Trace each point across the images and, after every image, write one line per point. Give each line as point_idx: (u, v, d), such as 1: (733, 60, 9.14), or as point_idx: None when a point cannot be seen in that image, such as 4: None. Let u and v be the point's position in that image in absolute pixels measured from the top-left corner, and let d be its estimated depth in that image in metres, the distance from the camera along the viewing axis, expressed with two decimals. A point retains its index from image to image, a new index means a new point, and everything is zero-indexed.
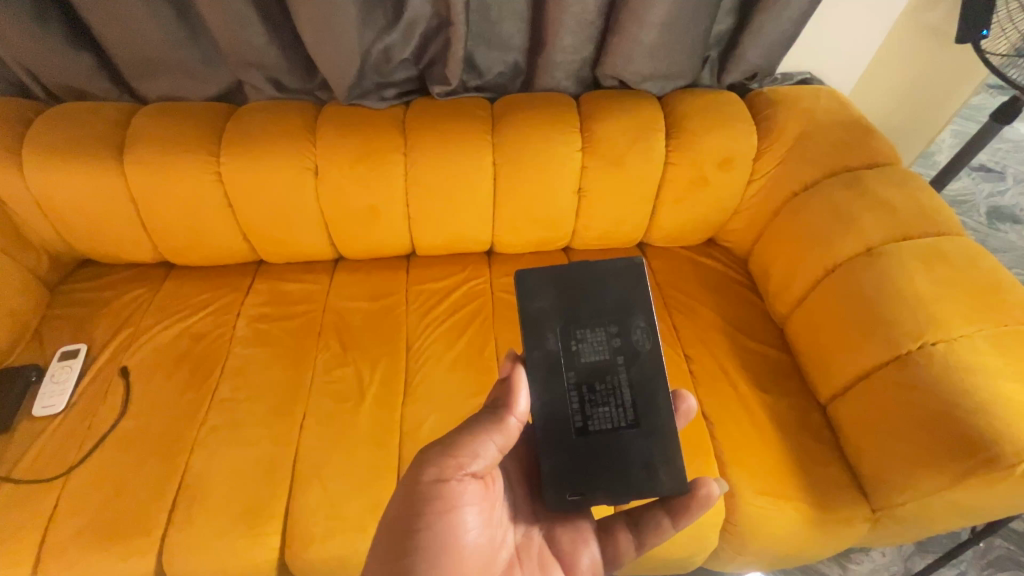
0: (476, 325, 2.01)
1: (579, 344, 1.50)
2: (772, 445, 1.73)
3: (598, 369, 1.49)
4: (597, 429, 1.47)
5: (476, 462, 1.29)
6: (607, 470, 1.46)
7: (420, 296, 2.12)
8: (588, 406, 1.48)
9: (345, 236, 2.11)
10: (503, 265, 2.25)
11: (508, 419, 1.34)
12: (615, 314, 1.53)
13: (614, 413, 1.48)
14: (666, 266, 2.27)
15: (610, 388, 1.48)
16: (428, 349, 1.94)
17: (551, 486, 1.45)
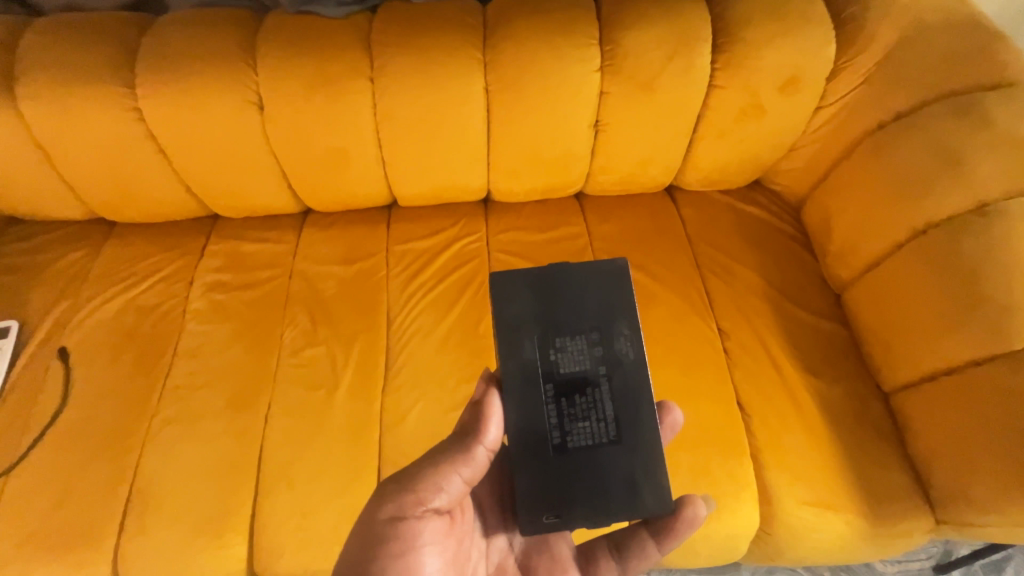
0: (470, 293, 1.69)
1: (557, 352, 1.29)
2: (822, 442, 1.44)
3: (577, 380, 1.27)
4: (577, 448, 1.26)
5: (438, 498, 1.11)
6: (588, 491, 1.25)
7: (404, 257, 1.78)
8: (567, 421, 1.26)
9: (310, 185, 1.74)
10: (503, 217, 1.88)
11: (476, 448, 1.14)
12: (598, 319, 1.33)
13: (596, 428, 1.27)
14: (700, 216, 1.87)
15: (592, 402, 1.27)
16: (414, 323, 1.64)
17: (523, 509, 1.25)
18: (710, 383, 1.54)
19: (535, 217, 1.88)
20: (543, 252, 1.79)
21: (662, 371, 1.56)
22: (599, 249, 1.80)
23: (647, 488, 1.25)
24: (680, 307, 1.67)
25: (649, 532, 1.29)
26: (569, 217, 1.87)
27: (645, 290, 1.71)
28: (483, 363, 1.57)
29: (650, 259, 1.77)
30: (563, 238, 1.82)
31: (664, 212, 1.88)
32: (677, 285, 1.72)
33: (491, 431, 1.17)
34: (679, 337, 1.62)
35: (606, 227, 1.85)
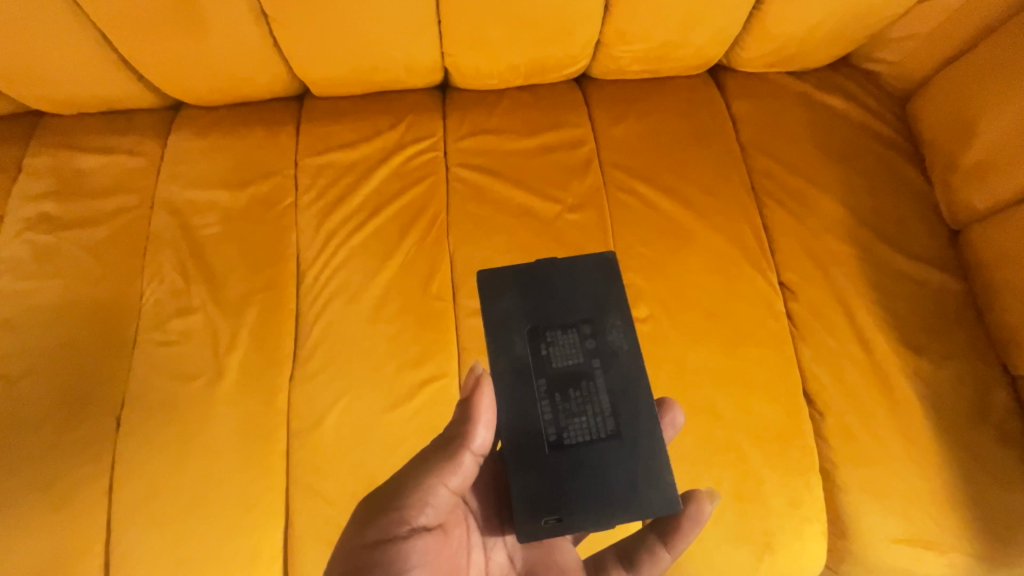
0: (418, 232, 1.15)
1: (546, 343, 0.81)
2: (925, 453, 1.00)
3: (570, 372, 0.79)
4: (580, 454, 0.77)
5: (427, 516, 0.66)
6: (597, 502, 0.76)
7: (321, 177, 1.21)
8: (564, 418, 0.78)
9: (165, 58, 1.14)
10: (468, 114, 1.27)
11: (466, 448, 0.69)
12: (593, 301, 0.85)
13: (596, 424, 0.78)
14: (758, 111, 1.27)
15: (592, 398, 0.79)
16: (335, 279, 1.12)
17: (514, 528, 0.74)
18: (767, 366, 1.05)
19: (515, 114, 1.27)
20: (527, 167, 1.21)
21: (697, 347, 1.07)
22: (610, 162, 1.22)
23: (660, 495, 0.76)
24: (726, 250, 1.14)
25: (653, 539, 0.79)
26: (565, 113, 1.27)
27: (677, 226, 1.16)
28: (436, 339, 1.07)
29: (685, 180, 1.21)
30: (556, 145, 1.24)
31: (705, 107, 1.28)
32: (724, 218, 1.17)
33: (484, 430, 0.71)
34: (724, 296, 1.10)
35: (620, 130, 1.25)
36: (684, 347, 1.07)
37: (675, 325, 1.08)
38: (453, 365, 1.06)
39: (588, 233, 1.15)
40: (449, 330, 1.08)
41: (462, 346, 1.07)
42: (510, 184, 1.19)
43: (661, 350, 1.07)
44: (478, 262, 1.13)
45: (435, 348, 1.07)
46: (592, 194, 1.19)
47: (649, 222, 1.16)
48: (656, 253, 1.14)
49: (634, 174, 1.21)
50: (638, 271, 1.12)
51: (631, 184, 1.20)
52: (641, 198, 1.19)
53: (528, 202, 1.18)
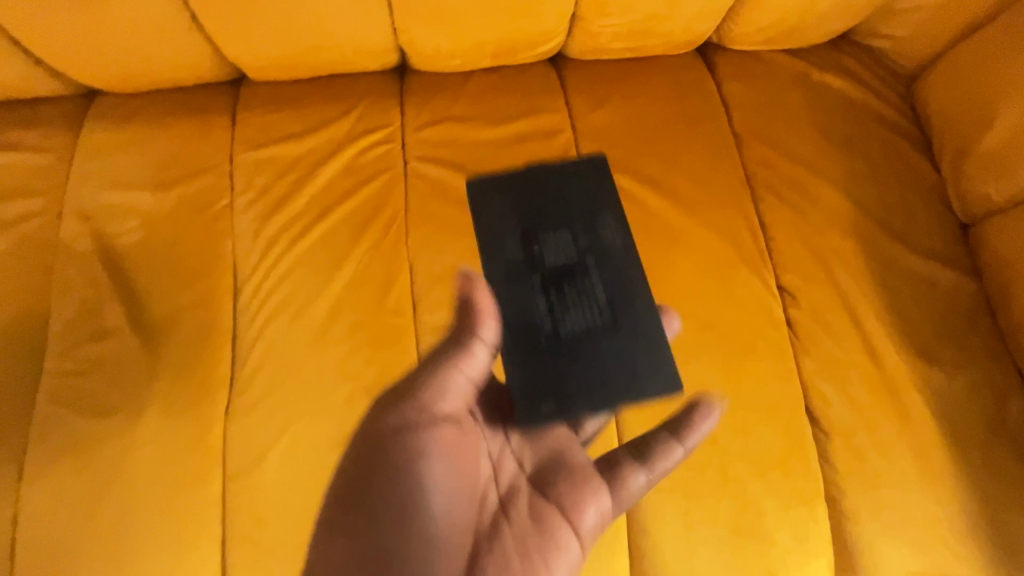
0: (372, 236, 1.01)
1: (537, 244, 0.72)
2: (939, 473, 0.91)
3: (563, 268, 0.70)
4: (577, 342, 0.68)
5: (445, 403, 0.64)
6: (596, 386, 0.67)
7: (259, 174, 1.05)
8: (558, 308, 0.69)
9: (72, 37, 0.98)
10: (429, 99, 1.12)
11: (478, 340, 0.64)
12: (584, 200, 0.76)
13: (600, 352, 0.68)
14: (753, 94, 1.15)
15: (590, 289, 0.70)
16: (277, 293, 0.98)
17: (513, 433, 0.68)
18: (766, 381, 0.95)
19: (483, 100, 1.12)
20: (496, 160, 1.07)
21: (690, 362, 0.95)
22: (590, 153, 1.09)
23: (659, 373, 0.67)
24: (719, 251, 1.02)
25: (664, 434, 0.69)
26: (539, 98, 1.13)
27: (665, 224, 1.04)
28: (394, 361, 0.94)
29: (673, 172, 1.08)
30: (529, 134, 1.10)
31: (695, 90, 1.15)
32: (717, 214, 1.05)
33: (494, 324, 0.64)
34: (718, 303, 0.99)
35: (601, 116, 1.12)
36: (674, 362, 0.95)
37: None
38: None
39: None
40: (409, 350, 0.95)
41: (424, 368, 0.94)
42: (477, 180, 1.05)
43: None
44: (441, 270, 0.99)
45: (393, 371, 0.93)
46: None
47: (635, 220, 1.04)
48: (642, 256, 1.01)
49: (617, 166, 1.08)
50: None
51: (614, 177, 1.07)
52: (625, 192, 1.06)
53: None
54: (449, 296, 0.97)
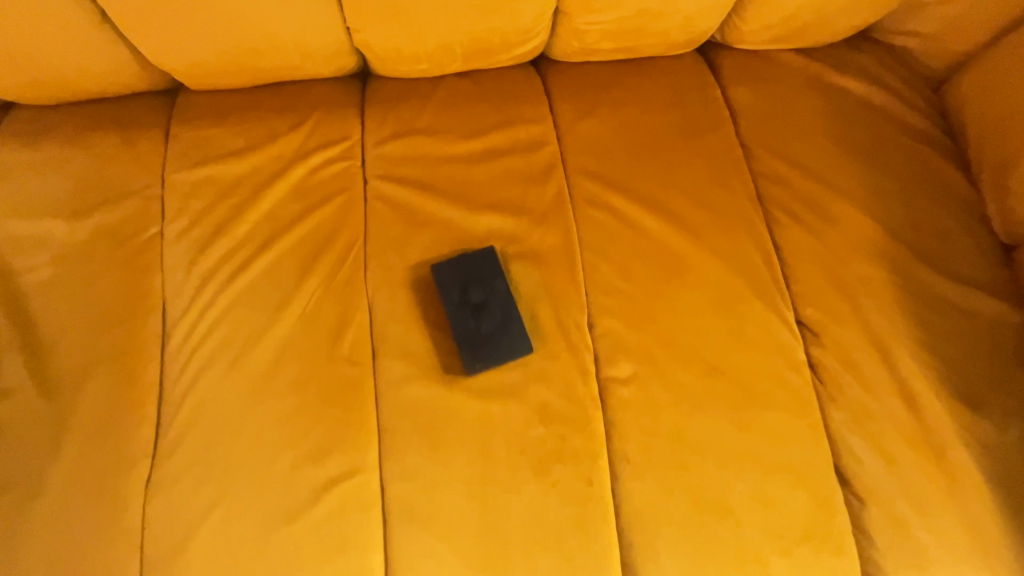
0: (324, 271, 0.86)
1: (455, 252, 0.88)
2: (993, 546, 0.77)
3: (468, 263, 0.85)
4: (472, 318, 0.82)
5: None
6: (482, 346, 0.81)
7: (194, 198, 0.90)
8: (462, 292, 0.84)
9: None
10: (392, 109, 0.97)
11: None
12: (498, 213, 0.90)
13: (488, 325, 0.82)
14: (762, 99, 1.01)
15: (485, 281, 0.84)
16: (211, 340, 0.83)
17: (456, 366, 0.82)
18: (786, 437, 0.81)
19: (454, 109, 0.98)
20: (469, 179, 0.93)
21: (697, 416, 0.81)
22: (578, 169, 0.95)
23: (519, 341, 0.82)
24: (727, 282, 0.88)
25: None
26: (519, 107, 0.99)
27: (665, 252, 0.90)
28: (348, 420, 0.80)
29: (674, 190, 0.94)
30: (507, 149, 0.96)
31: (696, 96, 1.01)
32: (724, 239, 0.91)
33: None
34: (728, 344, 0.85)
35: (590, 127, 0.98)
36: (679, 417, 0.81)
37: (666, 387, 0.82)
38: (371, 454, 0.79)
39: (551, 266, 0.88)
40: (367, 406, 0.81)
41: (384, 428, 0.80)
42: (447, 202, 0.90)
43: (650, 423, 0.80)
44: (404, 310, 0.84)
45: (347, 432, 0.79)
46: (555, 213, 0.91)
47: (630, 247, 0.90)
48: (639, 289, 0.87)
49: (609, 185, 0.93)
50: (617, 314, 0.86)
51: (606, 197, 0.93)
52: (619, 215, 0.92)
53: (471, 226, 0.90)
54: (414, 341, 0.83)
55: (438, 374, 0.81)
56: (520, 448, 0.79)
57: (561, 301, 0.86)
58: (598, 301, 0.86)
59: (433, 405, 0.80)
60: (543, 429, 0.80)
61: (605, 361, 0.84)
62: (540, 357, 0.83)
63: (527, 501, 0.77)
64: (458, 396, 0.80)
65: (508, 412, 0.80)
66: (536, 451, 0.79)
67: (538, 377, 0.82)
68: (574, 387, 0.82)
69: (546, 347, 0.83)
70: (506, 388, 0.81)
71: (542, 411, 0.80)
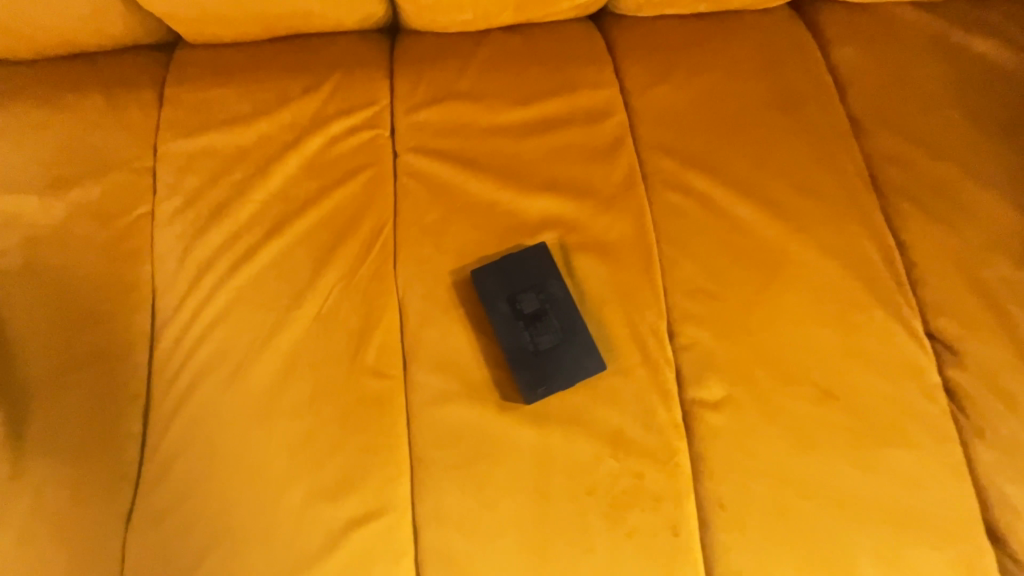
0: (346, 262, 0.71)
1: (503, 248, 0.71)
2: None
3: (517, 264, 0.69)
4: (528, 332, 0.66)
5: None
6: (543, 366, 0.65)
7: (190, 171, 0.75)
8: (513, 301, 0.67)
9: None
10: (428, 70, 0.81)
11: None
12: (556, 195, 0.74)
13: (549, 339, 0.66)
14: (874, 64, 0.83)
15: (539, 284, 0.68)
16: (208, 343, 0.68)
17: (513, 393, 0.66)
18: (921, 481, 0.64)
19: (501, 70, 0.82)
20: (521, 153, 0.77)
21: (809, 453, 0.65)
22: (652, 144, 0.78)
23: (587, 355, 0.66)
24: (840, 284, 0.72)
25: None
26: (579, 69, 0.82)
27: (762, 245, 0.73)
28: (373, 447, 0.64)
29: (770, 170, 0.77)
30: (566, 118, 0.79)
31: (793, 58, 0.83)
32: (833, 231, 0.74)
33: None
34: (844, 362, 0.68)
35: (666, 93, 0.81)
36: (786, 453, 0.65)
37: (768, 415, 0.66)
38: (402, 490, 0.64)
39: (621, 260, 0.72)
40: (397, 430, 0.65)
41: (418, 458, 0.64)
42: (495, 181, 0.74)
43: (749, 459, 0.64)
44: (443, 312, 0.69)
45: (372, 463, 0.64)
46: (625, 196, 0.75)
47: (719, 240, 0.73)
48: (731, 290, 0.71)
49: (690, 163, 0.77)
50: (704, 322, 0.69)
51: (687, 178, 0.76)
52: (704, 200, 0.75)
53: (524, 210, 0.73)
54: (454, 350, 0.67)
55: (484, 392, 0.66)
56: (588, 487, 0.63)
57: (635, 305, 0.70)
58: (681, 305, 0.70)
59: (479, 431, 0.64)
60: (615, 464, 0.64)
61: (691, 380, 0.68)
62: (611, 373, 0.67)
63: (597, 556, 0.61)
64: (510, 420, 0.65)
65: (572, 442, 0.64)
66: (608, 492, 0.63)
67: (609, 398, 0.66)
68: (654, 412, 0.66)
69: (618, 361, 0.67)
70: (569, 411, 0.65)
71: (615, 442, 0.64)
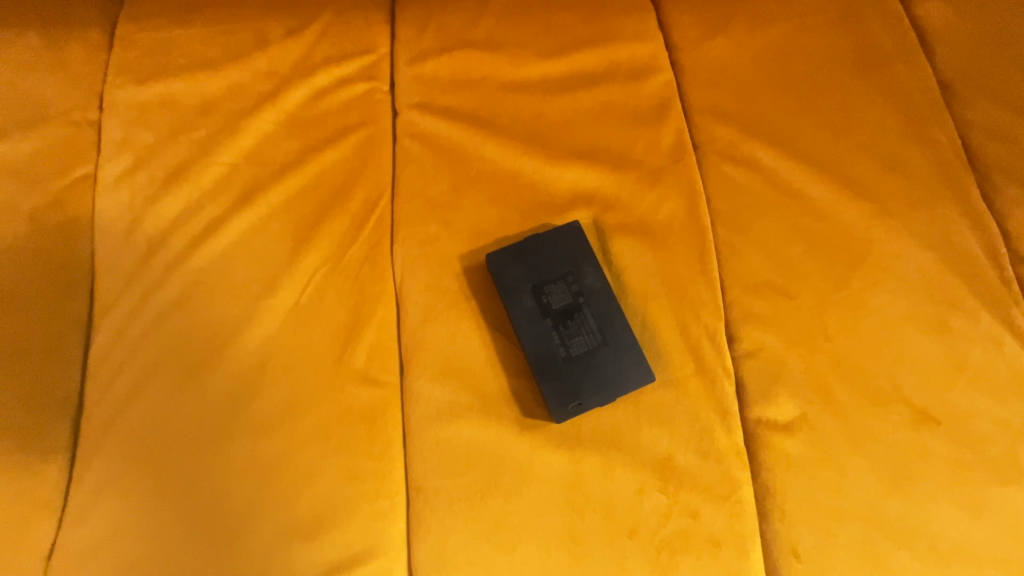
0: (332, 241, 0.58)
1: (524, 229, 0.58)
2: None
3: (544, 248, 0.56)
4: (557, 332, 0.53)
5: None
6: (575, 376, 0.52)
7: (142, 126, 0.62)
8: (539, 292, 0.54)
9: None
10: (436, 14, 0.68)
11: None
12: (591, 168, 0.61)
13: (583, 343, 0.53)
14: (969, 20, 0.68)
15: (572, 273, 0.55)
16: (155, 338, 0.55)
17: (537, 408, 0.53)
18: None
19: (524, 16, 0.68)
20: (547, 115, 0.63)
21: (904, 491, 0.52)
22: (705, 107, 0.65)
23: (631, 364, 0.52)
24: (936, 280, 0.57)
25: None
26: (617, 16, 0.68)
27: (842, 231, 0.59)
28: (359, 473, 0.51)
29: (849, 142, 0.63)
30: (602, 75, 0.66)
31: (874, 9, 0.69)
32: (928, 217, 0.60)
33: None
34: (948, 378, 0.54)
35: (721, 48, 0.67)
36: (875, 490, 0.52)
37: (854, 442, 0.53)
38: (396, 527, 0.51)
39: (670, 247, 0.58)
40: (390, 451, 0.52)
41: (416, 487, 0.51)
42: (516, 146, 0.61)
43: (830, 497, 0.52)
44: (450, 305, 0.56)
45: (358, 492, 0.51)
46: (674, 168, 0.61)
47: (788, 224, 0.60)
48: (805, 286, 0.57)
49: (752, 132, 0.63)
50: (773, 324, 0.56)
51: (748, 149, 0.63)
52: (769, 176, 0.62)
53: (551, 183, 0.60)
54: (464, 353, 0.54)
55: (501, 405, 0.52)
56: (629, 529, 0.50)
57: (687, 301, 0.56)
58: (744, 303, 0.57)
59: (494, 456, 0.51)
60: (664, 501, 0.51)
61: (756, 396, 0.54)
62: (658, 386, 0.54)
63: None
64: (532, 441, 0.52)
65: (609, 471, 0.51)
66: (654, 536, 0.50)
67: (656, 417, 0.53)
68: (712, 436, 0.53)
69: (666, 370, 0.54)
70: (607, 433, 0.52)
71: (663, 473, 0.51)
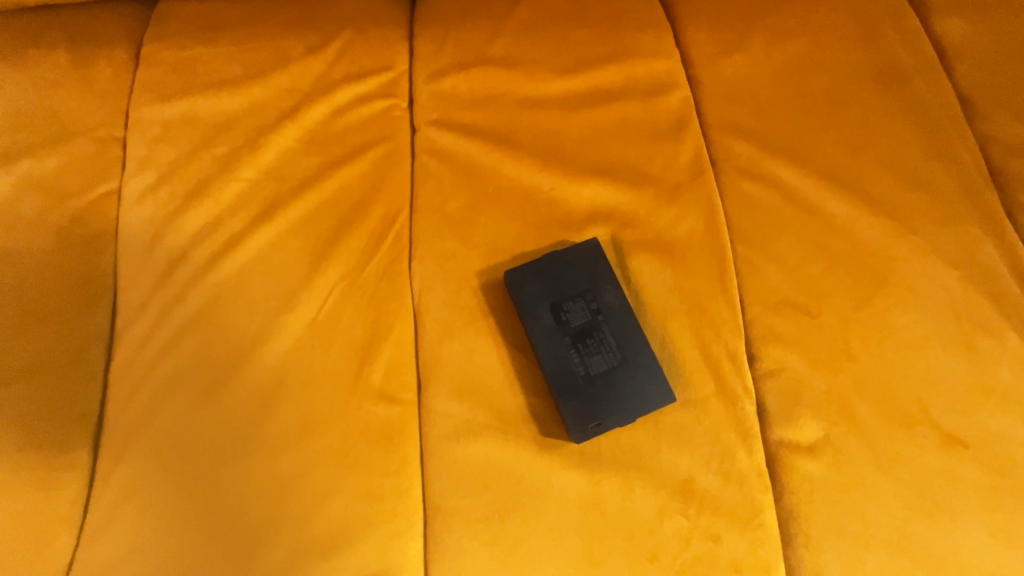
0: (350, 257, 0.58)
1: (542, 246, 0.58)
2: None
3: (562, 267, 0.56)
4: (576, 350, 0.52)
5: None
6: (595, 395, 0.51)
7: (165, 143, 0.63)
8: (558, 311, 0.54)
9: None
10: (455, 31, 0.68)
11: None
12: (608, 185, 0.60)
13: (603, 363, 0.52)
14: (989, 35, 0.67)
15: (591, 292, 0.55)
16: (175, 354, 0.55)
17: (557, 428, 0.52)
18: None
19: (542, 33, 0.68)
20: (565, 132, 0.63)
21: (933, 516, 0.50)
22: (723, 124, 0.64)
23: (652, 384, 0.52)
24: (960, 299, 0.56)
25: None
26: (634, 33, 0.68)
27: (863, 249, 0.58)
28: (376, 492, 0.51)
29: (870, 158, 0.62)
30: (619, 91, 0.66)
31: (893, 24, 0.69)
32: (952, 235, 0.59)
33: None
34: (976, 400, 0.53)
35: (739, 64, 0.67)
36: (902, 516, 0.50)
37: (880, 466, 0.52)
38: (413, 547, 0.50)
39: (689, 264, 0.58)
40: (407, 469, 0.52)
41: (433, 507, 0.51)
42: (534, 163, 0.61)
43: (855, 523, 0.50)
44: (468, 322, 0.55)
45: (375, 510, 0.50)
46: (692, 184, 0.61)
47: (808, 241, 0.59)
48: (826, 304, 0.57)
49: (771, 148, 0.63)
50: (794, 343, 0.55)
51: (767, 166, 0.62)
52: (789, 193, 0.61)
53: (569, 199, 0.60)
54: (483, 371, 0.54)
55: (519, 424, 0.52)
56: (648, 553, 0.49)
57: (706, 319, 0.56)
58: (765, 321, 0.56)
59: (512, 476, 0.51)
60: (685, 524, 0.50)
61: (779, 417, 0.53)
62: (678, 405, 0.53)
63: None
64: (551, 461, 0.51)
65: (629, 492, 0.50)
66: (675, 561, 0.49)
67: (676, 438, 0.52)
68: (735, 457, 0.52)
69: (686, 390, 0.53)
70: (626, 453, 0.51)
71: (684, 495, 0.51)
